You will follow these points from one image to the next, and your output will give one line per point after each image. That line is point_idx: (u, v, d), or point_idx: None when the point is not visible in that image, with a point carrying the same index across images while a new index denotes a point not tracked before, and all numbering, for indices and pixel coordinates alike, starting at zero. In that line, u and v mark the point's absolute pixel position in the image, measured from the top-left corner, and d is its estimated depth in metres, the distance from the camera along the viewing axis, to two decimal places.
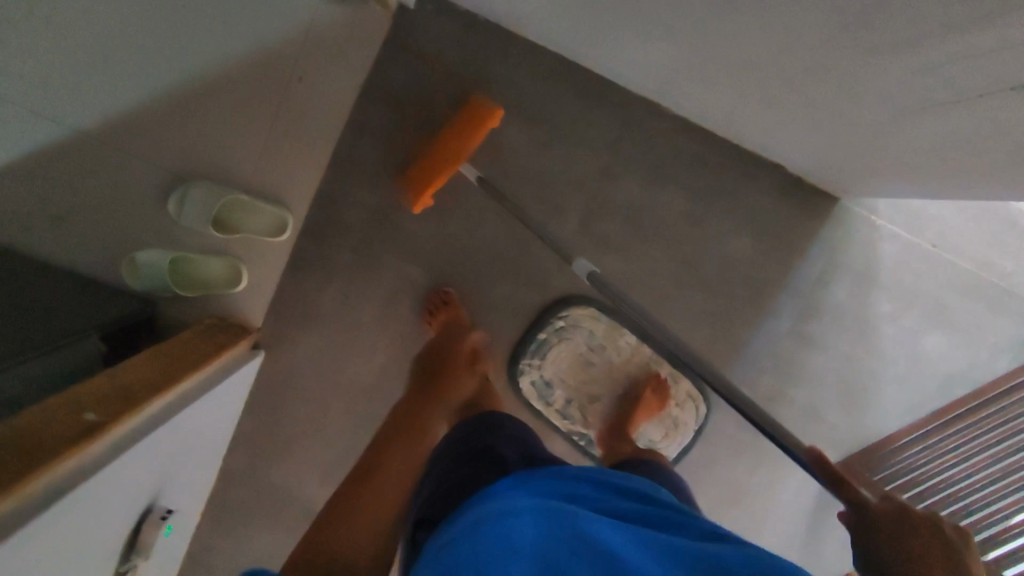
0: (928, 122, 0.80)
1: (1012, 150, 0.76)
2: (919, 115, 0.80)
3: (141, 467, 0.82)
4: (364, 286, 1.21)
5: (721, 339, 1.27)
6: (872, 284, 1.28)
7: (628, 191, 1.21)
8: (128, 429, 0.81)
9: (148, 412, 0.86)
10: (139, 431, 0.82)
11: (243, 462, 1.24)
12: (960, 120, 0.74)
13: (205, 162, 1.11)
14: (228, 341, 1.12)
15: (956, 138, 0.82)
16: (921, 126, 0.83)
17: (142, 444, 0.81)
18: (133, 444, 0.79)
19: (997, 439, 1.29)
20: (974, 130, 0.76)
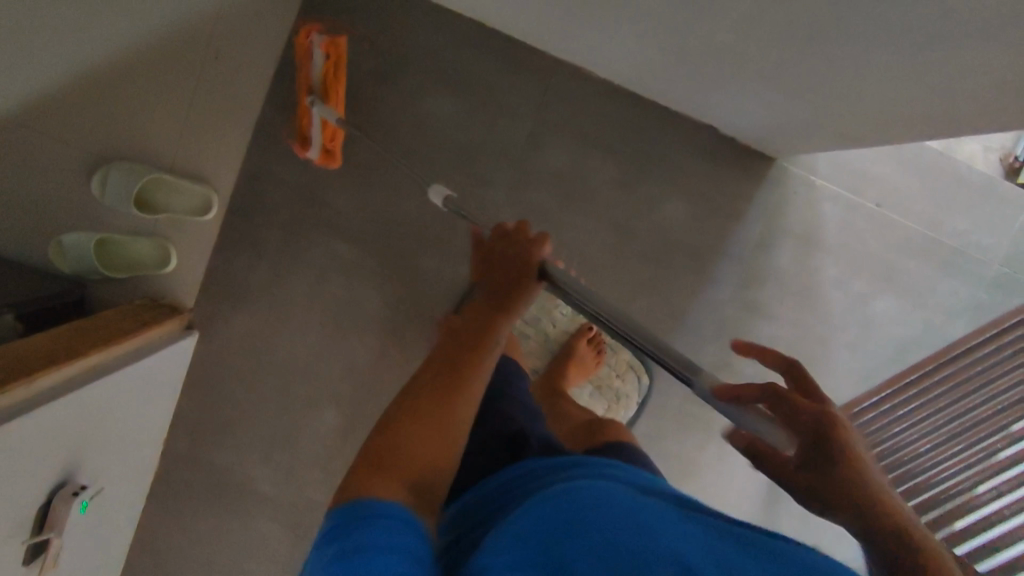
0: (832, 45, 0.78)
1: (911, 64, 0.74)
2: (820, 40, 0.78)
3: (40, 436, 0.81)
4: (294, 263, 1.21)
5: (659, 308, 1.25)
6: (815, 247, 1.26)
7: (554, 158, 1.21)
8: (19, 397, 0.80)
9: (45, 382, 0.85)
10: (29, 400, 0.81)
11: (185, 445, 1.25)
12: (856, 32, 0.72)
13: (127, 143, 1.13)
14: (158, 317, 1.12)
15: (864, 62, 0.79)
16: (826, 53, 0.80)
17: (35, 411, 0.80)
18: (27, 412, 0.79)
19: (953, 405, 1.24)
20: (875, 45, 0.73)
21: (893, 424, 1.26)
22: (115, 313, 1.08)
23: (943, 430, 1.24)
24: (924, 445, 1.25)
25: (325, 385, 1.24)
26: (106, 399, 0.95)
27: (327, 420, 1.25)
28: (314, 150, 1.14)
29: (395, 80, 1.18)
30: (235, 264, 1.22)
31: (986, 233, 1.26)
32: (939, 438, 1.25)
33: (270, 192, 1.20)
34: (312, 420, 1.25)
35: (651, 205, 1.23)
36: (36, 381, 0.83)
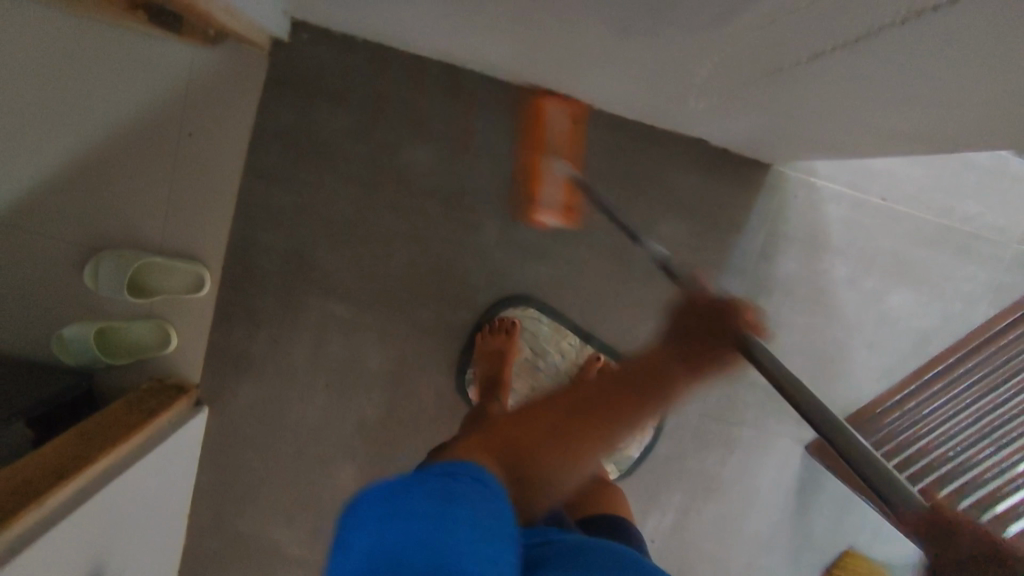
0: (808, 84, 0.74)
1: (894, 101, 0.69)
2: (796, 79, 0.74)
3: (56, 555, 0.81)
4: (292, 328, 1.20)
5: (666, 330, 1.22)
6: (821, 248, 1.22)
7: (542, 192, 1.18)
8: (34, 519, 0.80)
9: (56, 499, 0.85)
10: (44, 521, 0.81)
11: (209, 516, 1.25)
12: (831, 80, 0.69)
13: (115, 230, 1.13)
14: (165, 403, 1.12)
15: (846, 99, 0.75)
16: (806, 89, 0.76)
17: (50, 536, 0.80)
18: (40, 537, 0.79)
19: (975, 397, 1.11)
20: (854, 89, 0.69)
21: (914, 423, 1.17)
22: (121, 408, 1.08)
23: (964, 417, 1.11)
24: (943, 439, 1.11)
25: (338, 444, 1.23)
26: (121, 499, 0.96)
27: (344, 477, 1.25)
28: (547, 207, 1.15)
29: (370, 134, 1.15)
30: (235, 335, 1.20)
31: (999, 214, 1.21)
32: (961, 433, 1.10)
33: (258, 260, 1.18)
34: (329, 479, 1.25)
35: (646, 226, 1.19)
36: (47, 501, 0.83)
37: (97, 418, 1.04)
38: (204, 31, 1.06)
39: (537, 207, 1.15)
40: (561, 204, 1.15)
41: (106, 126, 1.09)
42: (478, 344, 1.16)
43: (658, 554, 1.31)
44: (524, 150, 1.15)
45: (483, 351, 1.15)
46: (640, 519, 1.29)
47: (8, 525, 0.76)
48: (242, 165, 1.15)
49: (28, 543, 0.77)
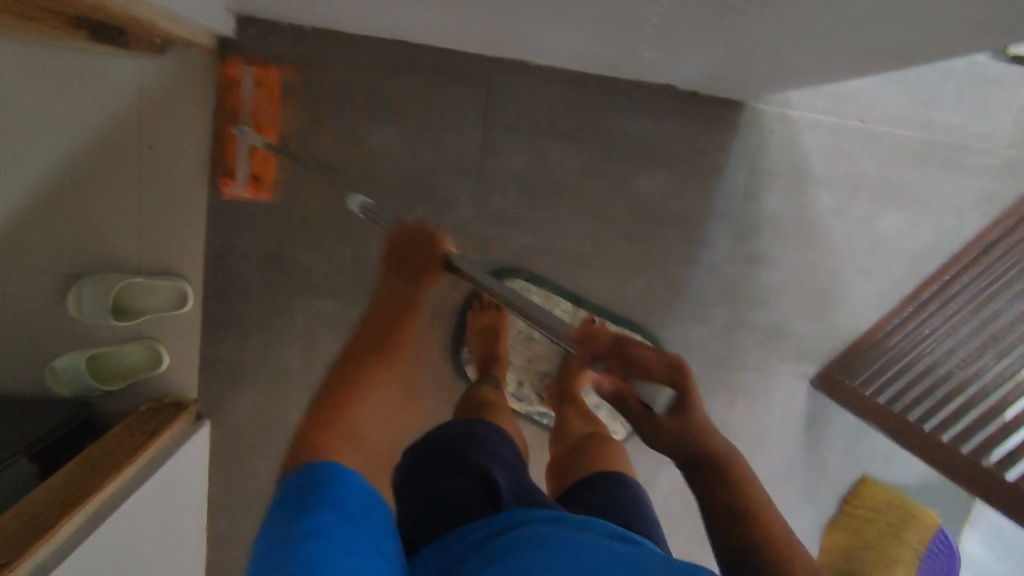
0: (767, 11, 0.71)
1: (858, 17, 0.66)
2: (754, 8, 0.71)
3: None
4: (282, 332, 1.19)
5: (658, 284, 1.21)
6: (805, 180, 1.19)
7: (514, 161, 1.15)
8: (42, 555, 0.80)
9: (65, 530, 0.84)
10: (53, 555, 0.81)
11: (226, 526, 1.25)
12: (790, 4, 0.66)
13: (90, 255, 1.12)
14: (165, 420, 1.11)
15: (808, 21, 0.72)
16: (766, 17, 0.73)
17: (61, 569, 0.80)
18: (51, 572, 0.79)
19: (970, 312, 1.10)
20: (816, 9, 0.66)
21: (916, 338, 1.16)
22: (122, 429, 1.07)
23: (958, 331, 1.11)
24: (949, 361, 1.11)
25: None
26: (133, 520, 0.96)
27: None
28: (239, 179, 1.11)
29: (333, 124, 1.13)
30: (224, 346, 1.19)
31: (982, 122, 1.19)
32: (961, 349, 1.10)
33: (237, 267, 1.16)
34: None
35: (624, 181, 1.17)
36: (55, 535, 0.82)
37: (104, 441, 1.03)
38: (150, 41, 1.02)
39: (229, 177, 1.11)
40: (251, 176, 1.11)
41: (62, 152, 1.07)
42: (469, 324, 1.16)
43: (677, 506, 1.31)
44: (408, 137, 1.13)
45: (473, 329, 1.15)
46: (655, 474, 1.29)
47: (15, 564, 0.76)
48: (207, 173, 1.13)
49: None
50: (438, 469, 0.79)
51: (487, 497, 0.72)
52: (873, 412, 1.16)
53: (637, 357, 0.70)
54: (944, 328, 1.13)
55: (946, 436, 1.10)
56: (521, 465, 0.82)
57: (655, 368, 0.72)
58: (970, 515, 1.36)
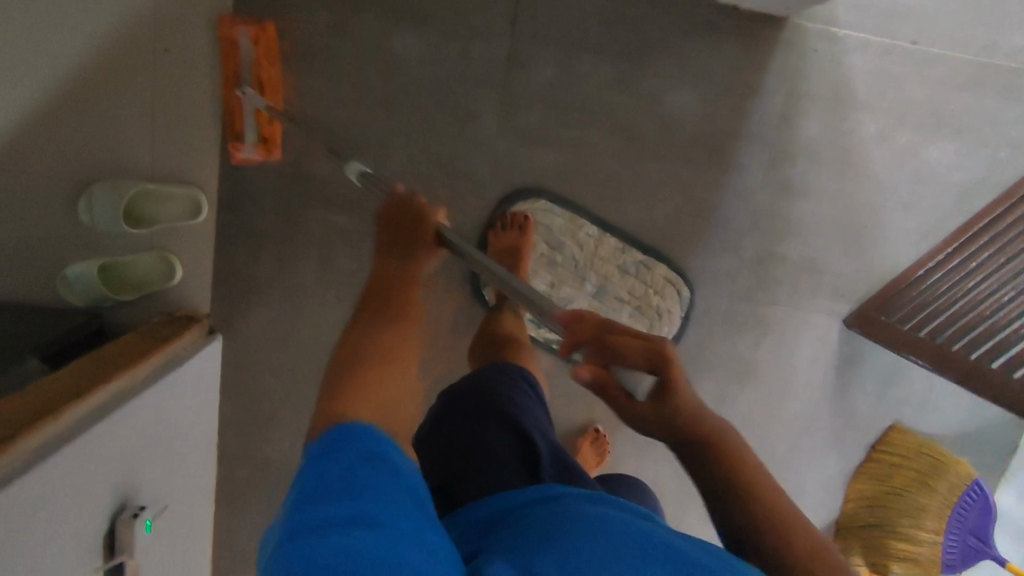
0: None
1: None
2: None
3: (77, 473, 0.79)
4: (297, 246, 1.16)
5: (687, 210, 1.16)
6: (848, 104, 1.12)
7: (541, 74, 1.10)
8: (49, 435, 0.78)
9: (75, 413, 0.83)
10: (64, 435, 0.80)
11: (239, 444, 1.25)
12: None
13: (103, 159, 1.08)
14: (178, 331, 1.09)
15: None
16: None
17: (68, 449, 0.78)
18: (56, 451, 0.76)
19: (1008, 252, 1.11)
20: None
21: (964, 279, 1.13)
22: (134, 336, 1.05)
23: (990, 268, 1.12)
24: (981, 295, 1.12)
25: None
26: (140, 417, 0.93)
27: None
28: (247, 144, 1.08)
29: (352, 29, 1.08)
30: (238, 259, 1.16)
31: None
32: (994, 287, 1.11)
33: (254, 177, 1.13)
34: None
35: (655, 99, 1.11)
36: (61, 417, 0.81)
37: (107, 347, 1.01)
38: None
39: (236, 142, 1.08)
40: (260, 138, 1.09)
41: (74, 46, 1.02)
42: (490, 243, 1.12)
43: None
44: (433, 46, 1.09)
45: (493, 249, 1.10)
46: None
47: (24, 436, 0.74)
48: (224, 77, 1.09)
49: (45, 457, 0.75)
50: (464, 433, 0.81)
51: (521, 457, 0.77)
52: (917, 348, 1.12)
53: (615, 346, 0.62)
54: (986, 267, 1.12)
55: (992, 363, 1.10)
56: (546, 425, 0.86)
57: (632, 353, 0.63)
58: (1006, 471, 1.30)
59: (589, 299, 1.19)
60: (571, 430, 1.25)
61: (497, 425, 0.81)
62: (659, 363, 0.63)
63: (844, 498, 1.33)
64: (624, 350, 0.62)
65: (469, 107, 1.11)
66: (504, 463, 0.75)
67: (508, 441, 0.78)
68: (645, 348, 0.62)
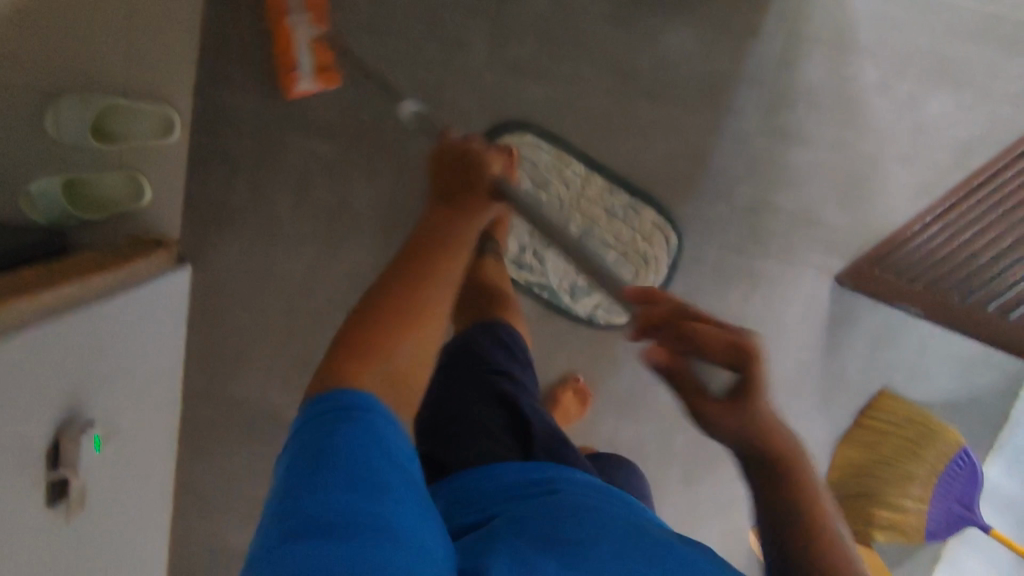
0: None
1: None
2: None
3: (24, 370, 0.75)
4: (273, 174, 1.11)
5: (679, 154, 1.12)
6: (850, 50, 1.09)
7: (535, 3, 1.06)
8: None
9: (16, 311, 0.76)
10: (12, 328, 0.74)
11: (205, 380, 1.21)
12: None
13: (72, 70, 1.02)
14: (139, 254, 1.04)
15: None
16: None
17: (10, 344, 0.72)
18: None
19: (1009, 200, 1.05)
20: None
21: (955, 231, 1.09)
22: (93, 255, 0.99)
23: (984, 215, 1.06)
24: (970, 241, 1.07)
25: (335, 297, 1.17)
26: (91, 331, 0.87)
27: None
28: (307, 73, 1.03)
29: None
30: (212, 184, 1.12)
31: None
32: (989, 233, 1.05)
33: (231, 99, 1.08)
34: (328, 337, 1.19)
35: (651, 35, 1.07)
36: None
37: (32, 266, 0.92)
38: None
39: (290, 73, 1.04)
40: (314, 67, 1.04)
41: None
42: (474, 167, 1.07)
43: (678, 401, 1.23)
44: None
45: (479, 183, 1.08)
46: None
47: None
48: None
49: None
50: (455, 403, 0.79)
51: (513, 434, 0.74)
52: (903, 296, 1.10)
53: (693, 335, 0.54)
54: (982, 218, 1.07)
55: (991, 307, 1.05)
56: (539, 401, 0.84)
57: (713, 345, 0.54)
58: (995, 439, 1.29)
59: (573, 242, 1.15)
60: (549, 381, 1.21)
61: (489, 401, 0.78)
62: (747, 361, 0.55)
63: (829, 465, 1.30)
64: (704, 343, 0.53)
65: (459, 35, 1.07)
66: (492, 437, 0.73)
67: (500, 419, 0.76)
68: (730, 341, 0.54)
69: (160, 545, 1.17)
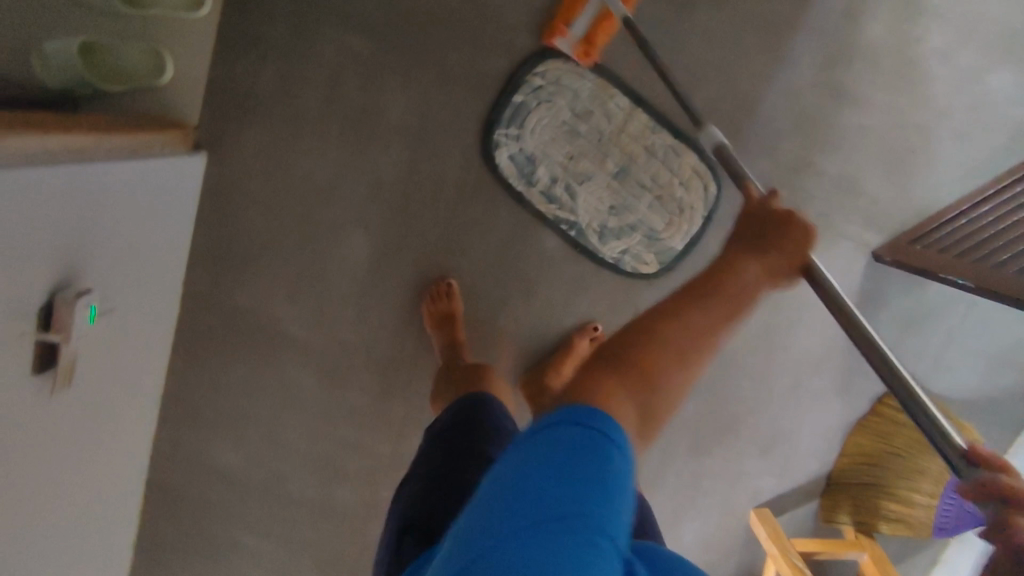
0: None
1: None
2: None
3: (34, 208, 0.68)
4: (304, 67, 1.05)
5: (728, 99, 1.07)
6: (919, 10, 1.05)
7: None
8: None
9: (25, 145, 0.68)
10: (27, 163, 0.68)
11: (204, 284, 1.12)
12: None
13: None
14: (152, 125, 0.95)
15: None
16: None
17: (21, 173, 0.65)
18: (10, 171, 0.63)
19: None
20: None
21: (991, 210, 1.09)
22: (105, 117, 0.91)
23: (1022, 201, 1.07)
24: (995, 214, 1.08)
25: (354, 208, 1.10)
26: (99, 189, 0.79)
27: (355, 249, 1.11)
28: (574, 37, 1.01)
29: None
30: (238, 69, 1.05)
31: None
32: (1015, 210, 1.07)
33: None
34: (342, 253, 1.12)
35: None
36: (9, 138, 0.65)
37: (38, 111, 0.84)
38: None
39: (561, 28, 1.00)
40: (586, 36, 1.01)
41: None
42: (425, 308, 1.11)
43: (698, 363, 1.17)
44: None
45: (427, 322, 1.10)
46: None
47: None
48: None
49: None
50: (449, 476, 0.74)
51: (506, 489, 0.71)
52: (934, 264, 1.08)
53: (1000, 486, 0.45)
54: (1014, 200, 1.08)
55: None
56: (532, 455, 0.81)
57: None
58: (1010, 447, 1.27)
59: (608, 180, 1.10)
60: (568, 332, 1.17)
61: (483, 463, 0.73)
62: None
63: (840, 452, 1.25)
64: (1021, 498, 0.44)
65: None
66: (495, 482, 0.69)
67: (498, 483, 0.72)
68: None
69: (136, 453, 1.08)
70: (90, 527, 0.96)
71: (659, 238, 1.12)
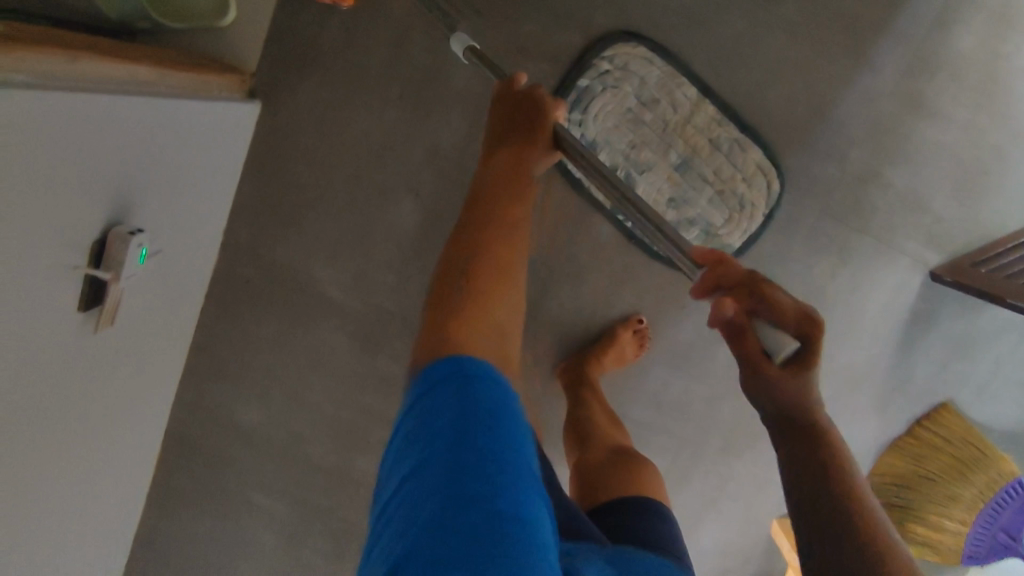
0: None
1: None
2: None
3: (95, 136, 0.64)
4: (370, 22, 1.01)
5: (804, 99, 1.04)
6: (1010, 26, 1.01)
7: None
8: (62, 68, 0.60)
9: (94, 70, 0.65)
10: (92, 88, 0.64)
11: (245, 237, 1.09)
12: None
13: None
14: (214, 66, 0.91)
15: None
16: None
17: (86, 98, 0.61)
18: (75, 94, 0.60)
19: None
20: None
21: None
22: (168, 53, 0.87)
23: None
24: None
25: (405, 175, 1.07)
26: (160, 125, 0.76)
27: (402, 216, 1.08)
28: None
29: None
30: (301, 18, 1.01)
31: None
32: None
33: None
34: (387, 218, 1.08)
35: None
36: (78, 61, 0.62)
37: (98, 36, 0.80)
38: None
39: None
40: None
41: None
42: None
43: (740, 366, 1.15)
44: None
45: None
46: None
47: (45, 53, 0.56)
48: None
49: (60, 87, 0.58)
50: None
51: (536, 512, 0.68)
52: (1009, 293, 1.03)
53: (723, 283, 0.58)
54: None
55: None
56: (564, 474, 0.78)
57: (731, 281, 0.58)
58: None
59: (669, 171, 1.07)
60: (610, 322, 1.13)
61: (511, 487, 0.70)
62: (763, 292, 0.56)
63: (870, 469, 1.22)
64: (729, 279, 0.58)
65: None
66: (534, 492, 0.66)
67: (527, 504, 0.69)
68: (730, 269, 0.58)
69: (161, 402, 1.06)
70: (110, 470, 0.94)
71: (717, 233, 1.08)
